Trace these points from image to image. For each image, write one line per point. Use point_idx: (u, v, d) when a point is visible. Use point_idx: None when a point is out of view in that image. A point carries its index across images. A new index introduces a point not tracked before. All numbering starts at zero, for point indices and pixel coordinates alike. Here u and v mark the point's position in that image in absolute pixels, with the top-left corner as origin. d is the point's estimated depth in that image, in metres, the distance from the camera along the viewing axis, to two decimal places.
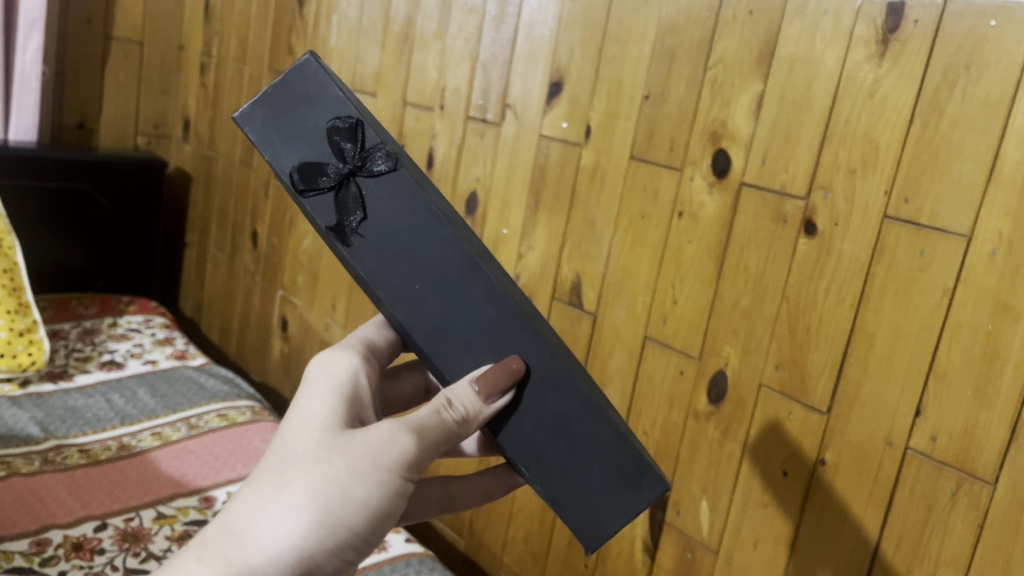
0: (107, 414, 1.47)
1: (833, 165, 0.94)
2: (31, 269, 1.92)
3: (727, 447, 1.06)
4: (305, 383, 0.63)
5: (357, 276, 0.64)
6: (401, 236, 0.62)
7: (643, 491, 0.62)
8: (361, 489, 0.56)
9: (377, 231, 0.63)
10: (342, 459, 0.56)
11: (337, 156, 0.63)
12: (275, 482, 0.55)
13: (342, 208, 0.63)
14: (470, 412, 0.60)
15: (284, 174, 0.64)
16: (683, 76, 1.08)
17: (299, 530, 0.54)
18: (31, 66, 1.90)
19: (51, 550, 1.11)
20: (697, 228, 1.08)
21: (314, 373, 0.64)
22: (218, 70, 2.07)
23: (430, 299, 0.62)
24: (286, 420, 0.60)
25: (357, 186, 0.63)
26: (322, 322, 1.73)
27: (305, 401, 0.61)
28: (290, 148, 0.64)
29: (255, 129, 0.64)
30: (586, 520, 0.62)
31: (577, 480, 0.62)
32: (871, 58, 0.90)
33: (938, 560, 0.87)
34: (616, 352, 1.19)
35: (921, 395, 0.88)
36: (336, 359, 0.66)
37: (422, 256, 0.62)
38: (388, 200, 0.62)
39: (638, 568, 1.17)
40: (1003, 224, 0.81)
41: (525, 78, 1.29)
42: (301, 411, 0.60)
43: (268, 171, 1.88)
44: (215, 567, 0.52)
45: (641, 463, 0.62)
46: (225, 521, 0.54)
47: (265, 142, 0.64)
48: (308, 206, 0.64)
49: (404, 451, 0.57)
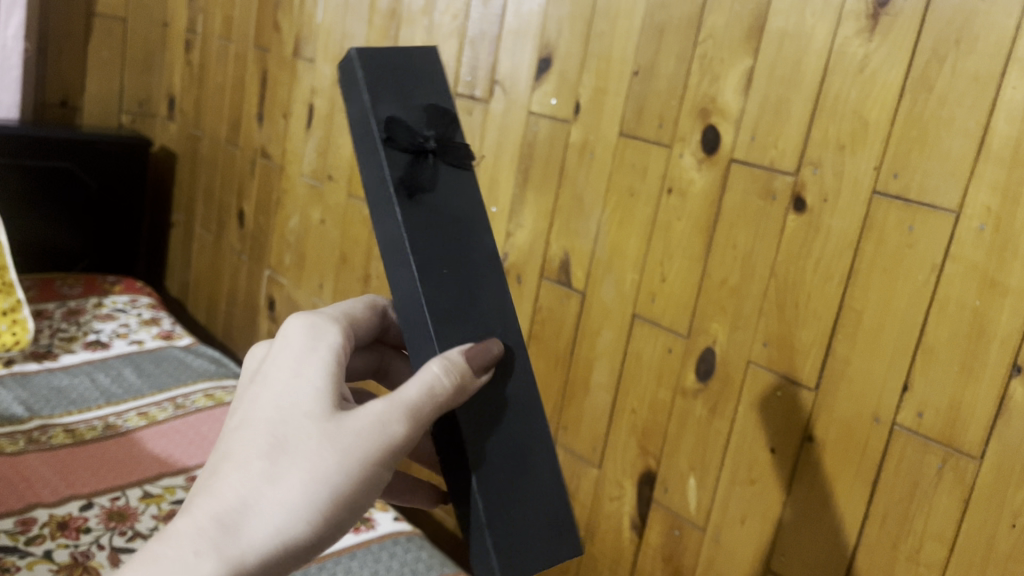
0: (93, 394, 1.46)
1: (822, 142, 0.94)
2: (14, 248, 1.90)
3: (715, 424, 1.05)
4: (287, 350, 0.59)
5: (393, 235, 0.63)
6: (449, 223, 0.64)
7: (565, 545, 0.62)
8: (352, 480, 0.54)
9: (431, 208, 0.63)
10: (333, 449, 0.54)
11: (426, 129, 0.64)
12: (265, 469, 0.54)
13: (414, 173, 0.63)
14: (463, 383, 0.58)
15: (380, 118, 0.63)
16: (673, 51, 1.07)
17: (293, 526, 0.53)
18: (13, 42, 1.88)
19: (37, 529, 1.10)
20: (686, 206, 1.07)
21: (296, 339, 0.60)
22: (204, 47, 2.05)
23: (452, 285, 0.62)
24: (270, 395, 0.57)
25: (433, 166, 0.64)
26: (309, 302, 1.72)
27: (289, 374, 0.58)
28: (392, 102, 0.64)
29: (369, 69, 0.64)
30: (512, 552, 0.59)
31: (516, 508, 0.60)
32: (861, 33, 0.90)
33: (924, 535, 0.87)
34: (604, 331, 1.18)
35: (908, 371, 0.88)
36: (315, 324, 0.62)
37: (463, 244, 0.64)
38: (453, 191, 0.65)
39: (626, 546, 1.17)
40: (992, 199, 0.81)
41: (513, 54, 1.28)
42: (287, 386, 0.57)
43: (255, 149, 1.86)
44: (214, 564, 0.51)
45: (569, 521, 0.63)
46: (217, 512, 0.52)
47: (374, 86, 0.64)
48: (385, 155, 0.62)
49: (395, 438, 0.56)
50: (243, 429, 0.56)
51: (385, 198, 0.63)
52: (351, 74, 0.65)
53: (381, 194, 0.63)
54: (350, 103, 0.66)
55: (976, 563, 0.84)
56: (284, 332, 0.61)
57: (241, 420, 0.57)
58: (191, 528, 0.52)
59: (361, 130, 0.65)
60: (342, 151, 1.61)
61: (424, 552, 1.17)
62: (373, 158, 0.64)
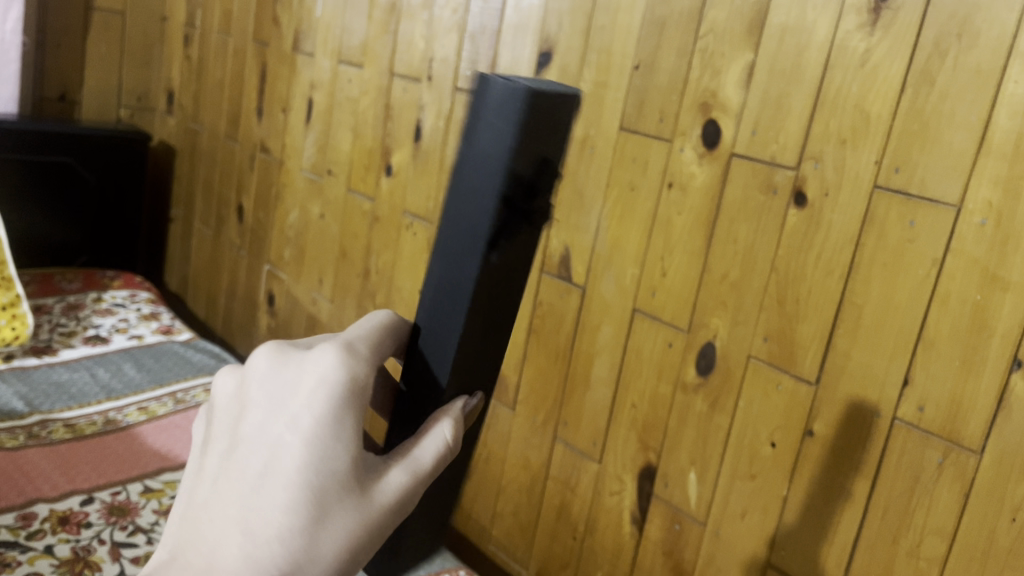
0: (92, 389, 1.46)
1: (823, 136, 0.93)
2: (13, 242, 1.90)
3: (716, 419, 1.05)
4: (326, 392, 0.36)
5: (458, 283, 0.41)
6: (511, 278, 0.43)
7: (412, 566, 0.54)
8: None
9: (507, 266, 0.42)
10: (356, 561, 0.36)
11: (545, 183, 0.40)
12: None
13: (512, 237, 0.41)
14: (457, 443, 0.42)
15: (510, 171, 0.38)
16: (673, 46, 1.07)
17: None
18: (12, 36, 1.88)
19: (37, 523, 1.10)
20: (686, 200, 1.07)
21: (342, 378, 0.36)
22: (202, 42, 2.04)
23: (483, 342, 0.44)
24: (288, 469, 0.35)
25: (529, 227, 0.41)
26: (309, 297, 1.72)
27: (322, 441, 0.35)
28: (537, 144, 0.38)
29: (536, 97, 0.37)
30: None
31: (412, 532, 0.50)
32: (863, 27, 0.89)
33: (924, 529, 0.87)
34: (605, 326, 1.18)
35: (909, 365, 0.88)
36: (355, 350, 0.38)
37: (505, 304, 0.44)
38: (531, 245, 0.43)
39: (626, 540, 1.17)
40: (993, 193, 0.81)
41: (513, 48, 1.27)
42: (318, 460, 0.35)
43: (254, 144, 1.86)
44: None
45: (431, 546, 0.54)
46: None
47: (530, 128, 0.38)
48: (495, 213, 0.39)
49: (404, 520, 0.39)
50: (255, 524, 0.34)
51: (462, 235, 0.40)
52: (505, 86, 0.37)
53: (466, 243, 0.40)
54: (481, 108, 0.38)
55: (977, 558, 0.84)
56: (318, 357, 0.37)
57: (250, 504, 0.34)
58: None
59: (477, 154, 0.39)
60: (342, 145, 1.61)
61: None
62: (481, 203, 0.39)
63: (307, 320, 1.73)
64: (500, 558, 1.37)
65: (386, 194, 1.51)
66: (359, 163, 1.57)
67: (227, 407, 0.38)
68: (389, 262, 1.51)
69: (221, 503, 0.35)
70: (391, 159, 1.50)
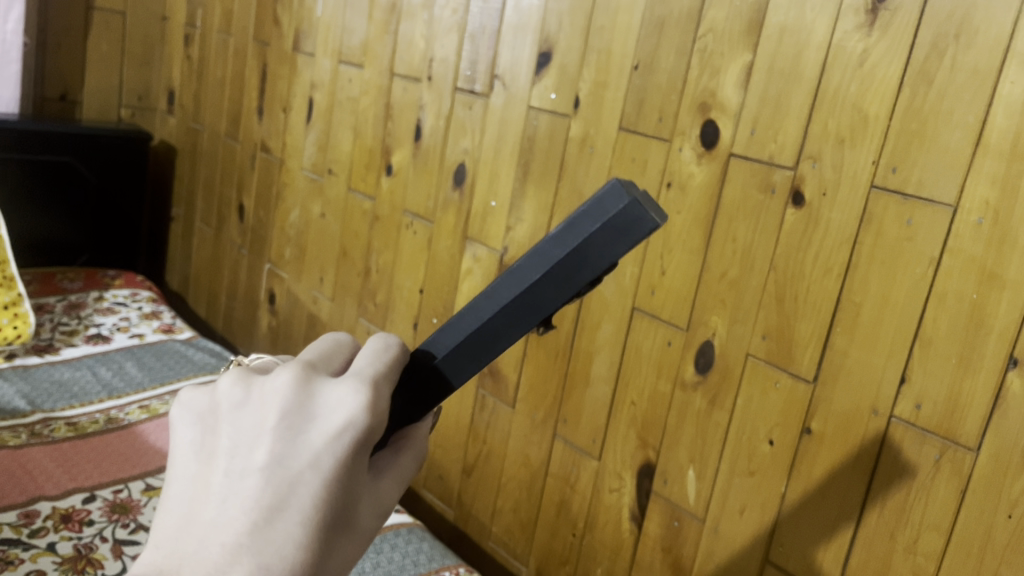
0: (94, 387, 1.46)
1: (822, 136, 0.94)
2: (14, 242, 1.91)
3: (715, 416, 1.06)
4: (351, 433, 0.37)
5: (496, 335, 0.44)
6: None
7: None
8: None
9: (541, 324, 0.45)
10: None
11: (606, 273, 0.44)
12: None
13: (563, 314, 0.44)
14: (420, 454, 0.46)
15: (597, 275, 0.41)
16: (672, 46, 1.08)
17: None
18: (13, 36, 1.89)
19: (40, 521, 1.11)
20: (686, 199, 1.08)
21: (367, 421, 0.37)
22: (203, 41, 2.05)
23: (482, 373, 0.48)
24: (304, 505, 0.36)
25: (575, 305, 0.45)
26: (309, 296, 1.73)
27: (334, 480, 0.37)
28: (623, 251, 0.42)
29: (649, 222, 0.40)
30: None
31: None
32: (860, 28, 0.90)
33: (921, 525, 0.88)
34: (604, 324, 1.19)
35: (907, 363, 0.88)
36: (370, 384, 0.39)
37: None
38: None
39: (626, 537, 1.18)
40: (990, 192, 0.82)
41: (513, 47, 1.28)
42: (329, 498, 0.37)
43: (255, 143, 1.87)
44: None
45: None
46: None
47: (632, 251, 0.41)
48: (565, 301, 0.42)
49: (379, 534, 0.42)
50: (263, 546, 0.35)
51: (524, 303, 0.43)
52: (636, 211, 0.40)
53: (523, 307, 0.43)
54: (604, 214, 0.40)
55: (973, 553, 0.85)
56: (340, 393, 0.38)
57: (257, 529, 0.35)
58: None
59: (578, 248, 0.41)
60: (343, 145, 1.62)
61: (425, 543, 1.18)
62: (558, 288, 0.42)
63: (307, 319, 1.74)
64: (500, 555, 1.38)
65: (386, 193, 1.52)
66: (359, 162, 1.58)
67: (230, 422, 0.38)
68: (390, 261, 1.51)
69: (224, 525, 0.35)
70: (391, 159, 1.51)
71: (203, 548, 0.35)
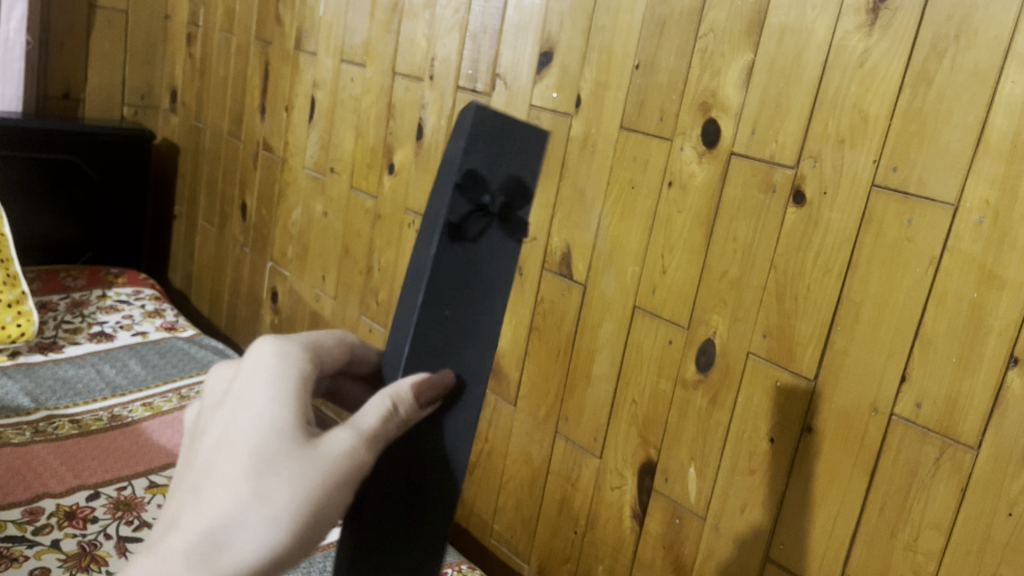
0: (98, 385, 1.47)
1: (822, 136, 0.94)
2: (18, 240, 1.92)
3: (715, 415, 1.07)
4: (258, 368, 0.49)
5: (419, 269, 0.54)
6: (466, 278, 0.54)
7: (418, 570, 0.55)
8: (322, 505, 0.46)
9: (451, 262, 0.53)
10: (299, 506, 0.46)
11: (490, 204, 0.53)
12: (232, 536, 0.45)
13: (464, 225, 0.53)
14: (407, 416, 0.50)
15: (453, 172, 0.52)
16: (673, 46, 1.08)
17: (273, 541, 0.45)
18: (15, 35, 1.90)
19: (44, 518, 1.11)
20: (687, 198, 1.08)
21: (267, 359, 0.49)
22: (206, 40, 2.05)
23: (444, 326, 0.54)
24: (232, 426, 0.47)
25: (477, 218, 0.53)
26: (312, 294, 1.73)
27: (254, 412, 0.47)
28: (480, 166, 0.52)
29: (478, 126, 0.51)
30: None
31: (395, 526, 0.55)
32: (861, 28, 0.91)
33: (922, 523, 0.88)
34: (605, 323, 1.20)
35: (906, 362, 0.89)
36: (285, 350, 0.50)
37: (470, 311, 0.55)
38: (486, 256, 0.54)
39: (627, 535, 1.18)
40: (990, 192, 0.82)
41: (514, 47, 1.28)
42: (251, 412, 0.47)
43: (257, 142, 1.88)
44: None
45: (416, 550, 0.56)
46: (200, 539, 0.45)
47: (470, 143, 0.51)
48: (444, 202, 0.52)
49: (361, 467, 0.47)
50: (217, 454, 0.47)
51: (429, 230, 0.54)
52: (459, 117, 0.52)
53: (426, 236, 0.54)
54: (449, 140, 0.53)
55: (973, 551, 0.85)
56: (253, 354, 0.50)
57: (213, 448, 0.48)
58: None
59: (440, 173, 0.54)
60: (345, 144, 1.62)
61: None
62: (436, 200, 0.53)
63: (308, 317, 1.75)
64: (501, 551, 1.38)
65: (388, 191, 1.52)
66: (361, 162, 1.59)
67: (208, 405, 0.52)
68: (391, 260, 1.52)
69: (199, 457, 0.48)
70: (393, 158, 1.51)
71: (187, 475, 0.48)
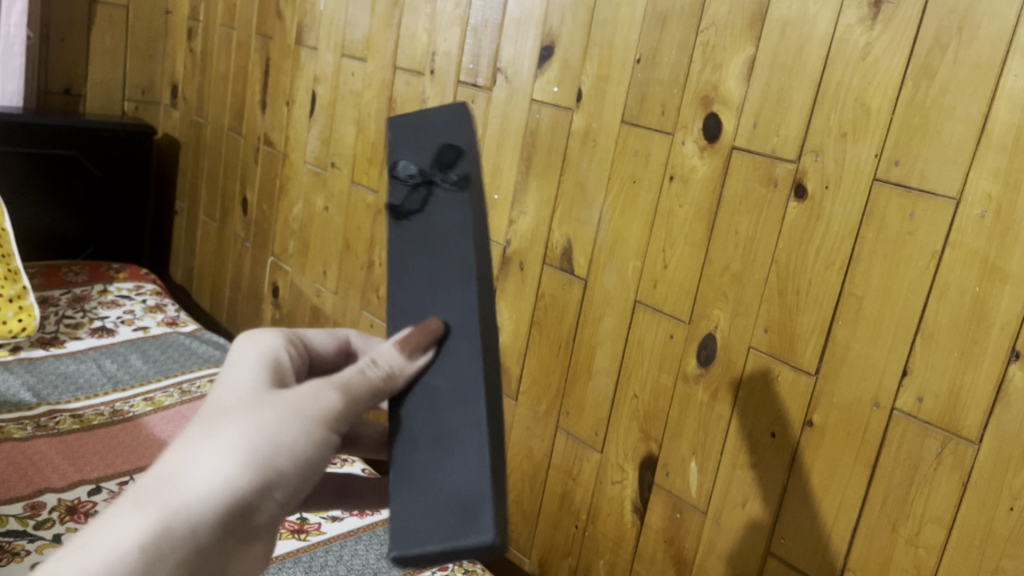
0: (99, 379, 1.47)
1: (824, 130, 0.94)
2: (20, 236, 1.92)
3: (716, 409, 1.07)
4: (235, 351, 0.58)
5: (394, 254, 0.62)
6: (427, 240, 0.60)
7: (469, 531, 0.49)
8: (281, 442, 0.51)
9: (412, 237, 0.62)
10: (262, 439, 0.50)
11: (433, 175, 0.60)
12: (192, 469, 0.49)
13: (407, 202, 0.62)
14: (394, 370, 0.56)
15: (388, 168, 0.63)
16: (675, 39, 1.08)
17: (230, 468, 0.49)
18: (16, 30, 1.89)
19: (46, 513, 1.11)
20: (688, 192, 1.08)
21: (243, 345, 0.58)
22: (207, 35, 2.05)
23: (421, 285, 0.60)
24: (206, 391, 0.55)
25: (417, 190, 0.62)
26: (313, 289, 1.73)
27: (225, 376, 0.55)
28: (409, 155, 0.62)
29: (398, 131, 0.64)
30: (404, 544, 0.50)
31: (437, 484, 0.52)
32: (863, 21, 0.90)
33: (923, 517, 0.88)
34: (607, 317, 1.19)
35: (908, 356, 0.89)
36: (261, 339, 0.59)
37: (438, 265, 0.59)
38: (438, 212, 0.60)
39: (628, 529, 1.18)
40: (992, 186, 0.82)
41: (515, 42, 1.28)
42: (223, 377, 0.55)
43: (258, 137, 1.88)
44: (155, 509, 0.47)
45: (470, 508, 0.50)
46: (162, 468, 0.49)
47: (397, 142, 0.63)
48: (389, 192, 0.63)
49: (326, 408, 0.53)
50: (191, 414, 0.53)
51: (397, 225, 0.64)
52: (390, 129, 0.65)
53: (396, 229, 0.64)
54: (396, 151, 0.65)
55: (975, 545, 0.85)
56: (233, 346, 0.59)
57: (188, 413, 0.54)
58: (113, 535, 0.46)
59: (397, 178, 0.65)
60: (346, 139, 1.62)
61: None
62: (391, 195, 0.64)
63: (309, 312, 1.75)
64: (502, 546, 1.38)
65: None
66: (362, 156, 1.58)
67: None
68: None
69: None
70: None
71: None
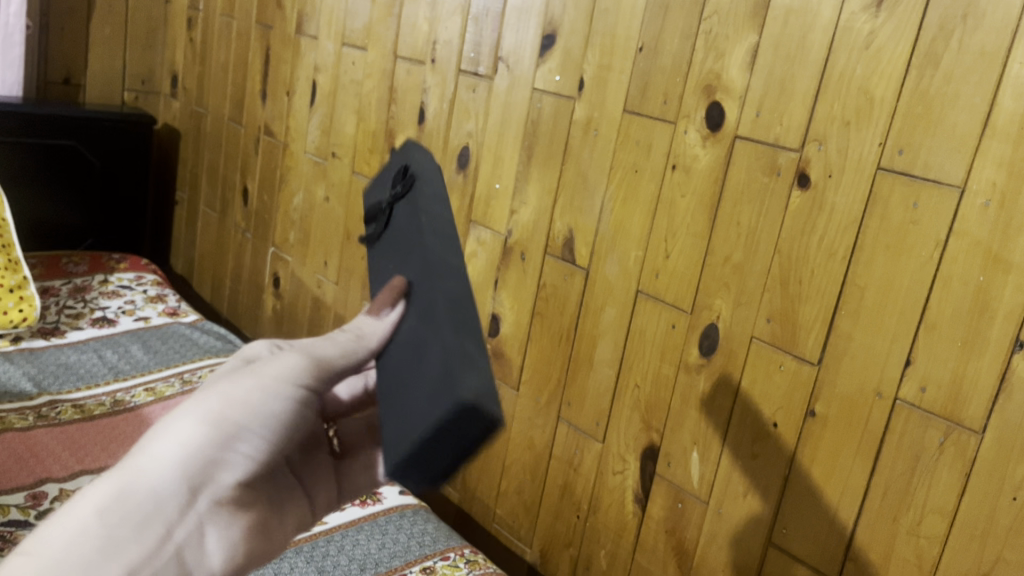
0: (100, 370, 1.47)
1: (828, 118, 0.94)
2: (19, 226, 1.91)
3: (718, 400, 1.06)
4: None
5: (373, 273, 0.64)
6: (392, 241, 0.63)
7: (444, 402, 0.42)
8: (241, 397, 0.47)
9: (383, 249, 0.64)
10: (217, 397, 0.47)
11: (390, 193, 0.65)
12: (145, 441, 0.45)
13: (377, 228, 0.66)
14: (363, 332, 0.53)
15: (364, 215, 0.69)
16: (677, 28, 1.07)
17: (188, 430, 0.45)
18: (15, 19, 1.88)
19: (47, 503, 1.11)
20: (690, 181, 1.07)
21: None
22: (206, 24, 2.04)
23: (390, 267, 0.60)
24: None
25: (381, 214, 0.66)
26: (314, 279, 1.73)
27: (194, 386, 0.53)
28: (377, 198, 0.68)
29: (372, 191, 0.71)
30: (396, 450, 0.44)
31: (414, 386, 0.47)
32: (867, 9, 0.90)
33: (925, 507, 0.88)
34: (608, 308, 1.19)
35: (911, 346, 0.88)
36: None
37: (400, 247, 0.60)
38: (400, 217, 0.63)
39: (629, 519, 1.18)
40: (997, 174, 0.81)
41: (517, 31, 1.27)
42: None
43: (258, 127, 1.87)
44: (107, 484, 0.43)
45: (445, 384, 0.44)
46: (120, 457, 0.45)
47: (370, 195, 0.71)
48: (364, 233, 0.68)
49: (289, 368, 0.49)
50: None
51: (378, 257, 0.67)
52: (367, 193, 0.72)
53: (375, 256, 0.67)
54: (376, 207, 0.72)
55: (976, 536, 0.85)
56: None
57: None
58: (72, 510, 0.42)
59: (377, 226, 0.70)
60: (347, 128, 1.61)
61: (430, 524, 1.19)
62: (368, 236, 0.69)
63: (310, 302, 1.75)
64: (504, 536, 1.38)
65: None
66: (362, 146, 1.58)
67: None
68: None
69: None
70: (394, 143, 1.50)
71: None
